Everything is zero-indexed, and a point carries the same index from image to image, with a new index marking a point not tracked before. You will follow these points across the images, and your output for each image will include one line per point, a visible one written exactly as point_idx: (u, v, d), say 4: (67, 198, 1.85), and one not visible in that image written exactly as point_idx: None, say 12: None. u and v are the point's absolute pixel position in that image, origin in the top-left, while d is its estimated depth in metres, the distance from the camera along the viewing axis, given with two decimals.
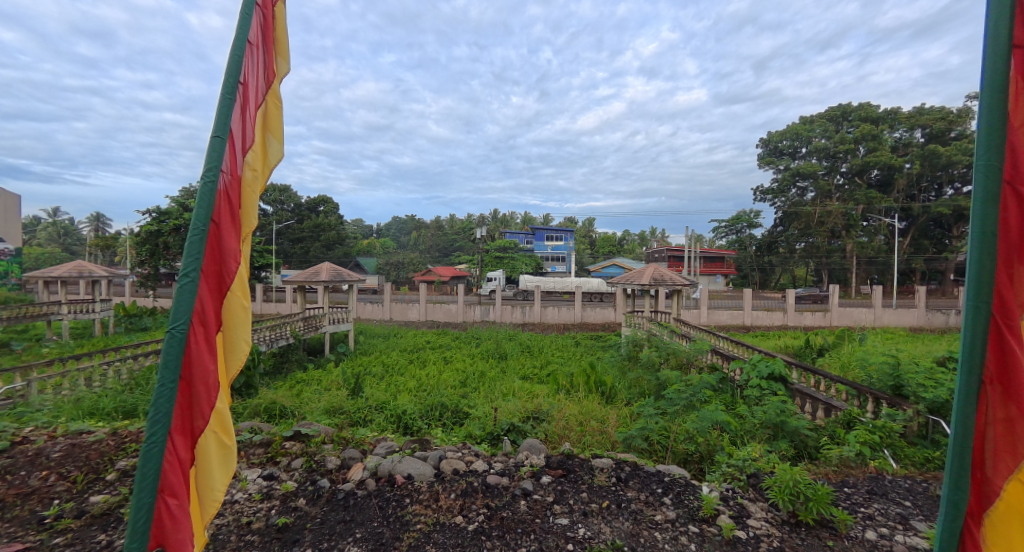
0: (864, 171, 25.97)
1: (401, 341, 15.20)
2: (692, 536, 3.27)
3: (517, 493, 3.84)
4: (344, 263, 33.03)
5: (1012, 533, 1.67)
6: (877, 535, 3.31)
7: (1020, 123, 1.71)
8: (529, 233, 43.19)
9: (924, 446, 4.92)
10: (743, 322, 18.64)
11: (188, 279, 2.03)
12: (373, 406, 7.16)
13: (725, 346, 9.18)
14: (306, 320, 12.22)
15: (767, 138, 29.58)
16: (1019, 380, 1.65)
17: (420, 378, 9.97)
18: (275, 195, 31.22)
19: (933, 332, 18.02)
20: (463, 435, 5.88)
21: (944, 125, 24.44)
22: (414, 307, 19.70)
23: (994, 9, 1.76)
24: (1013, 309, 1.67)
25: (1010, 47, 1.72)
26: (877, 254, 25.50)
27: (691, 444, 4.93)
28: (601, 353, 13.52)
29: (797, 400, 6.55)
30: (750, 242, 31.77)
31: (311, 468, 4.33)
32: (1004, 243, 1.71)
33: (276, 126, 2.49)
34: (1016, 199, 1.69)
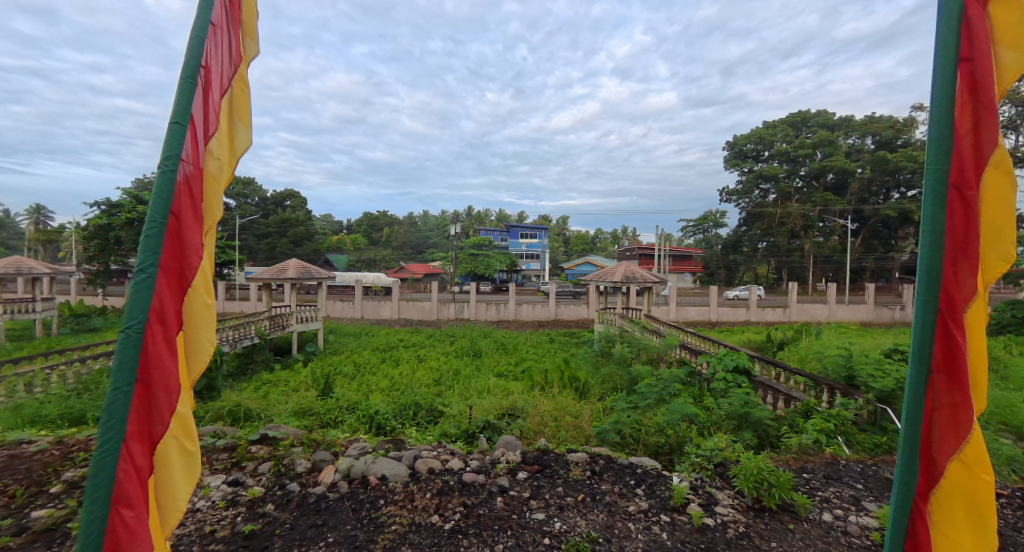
0: (821, 174, 27.17)
1: (375, 339, 14.96)
2: (664, 525, 3.37)
3: (494, 490, 3.87)
4: (314, 260, 32.31)
5: (955, 514, 1.79)
6: (833, 516, 3.50)
7: (965, 132, 1.82)
8: (504, 230, 43.27)
9: (873, 432, 5.19)
10: (709, 318, 19.24)
11: (145, 275, 1.97)
12: (344, 407, 7.05)
13: (694, 341, 9.45)
14: (272, 318, 11.93)
15: (733, 141, 30.54)
16: (964, 370, 1.76)
17: (393, 377, 9.88)
18: (239, 188, 30.44)
19: (882, 326, 19.05)
20: (437, 434, 5.82)
21: (892, 133, 25.70)
22: (387, 305, 19.46)
23: (942, 23, 1.87)
24: (958, 304, 1.79)
25: (958, 60, 1.83)
26: (834, 253, 26.53)
27: (661, 437, 5.09)
28: (575, 350, 13.66)
29: (761, 392, 6.79)
30: (717, 241, 32.89)
31: (280, 472, 4.25)
32: (951, 244, 1.82)
33: (244, 112, 2.43)
34: (963, 205, 1.80)
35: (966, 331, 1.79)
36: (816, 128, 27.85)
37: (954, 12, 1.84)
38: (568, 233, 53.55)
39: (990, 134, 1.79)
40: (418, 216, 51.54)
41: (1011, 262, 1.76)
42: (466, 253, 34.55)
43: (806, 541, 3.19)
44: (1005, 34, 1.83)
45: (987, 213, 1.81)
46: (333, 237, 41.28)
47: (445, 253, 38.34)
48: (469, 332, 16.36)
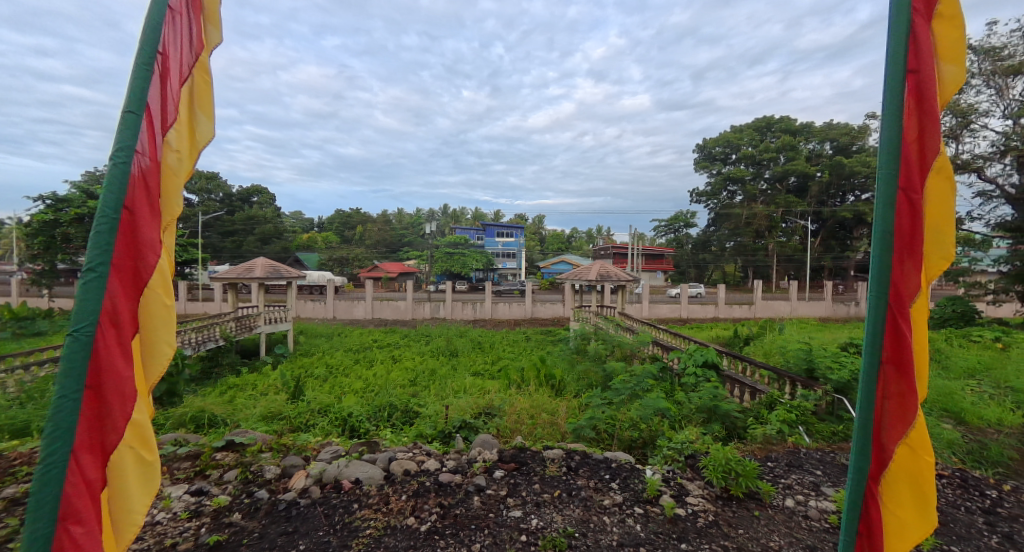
0: (784, 177, 28.12)
1: (348, 340, 14.74)
2: (638, 518, 3.45)
3: (470, 490, 3.88)
4: (283, 259, 31.54)
5: (902, 499, 1.89)
6: (795, 502, 3.67)
7: (911, 139, 1.93)
8: (480, 229, 43.17)
9: (831, 421, 5.41)
10: (680, 315, 19.70)
11: (95, 274, 1.87)
12: (316, 411, 6.93)
13: (667, 338, 9.67)
14: (238, 320, 11.62)
15: (702, 144, 31.32)
16: (910, 360, 1.87)
17: (367, 378, 9.76)
18: (201, 184, 29.41)
19: (839, 321, 19.93)
20: (414, 434, 5.79)
21: (848, 139, 26.86)
22: (360, 305, 19.15)
23: (892, 34, 1.96)
24: (906, 298, 1.91)
25: (905, 71, 1.94)
26: (796, 252, 27.55)
27: (634, 431, 5.20)
28: (551, 348, 13.79)
29: (728, 385, 7.00)
30: (687, 240, 33.68)
31: (248, 479, 4.16)
32: (899, 243, 1.93)
33: (207, 103, 2.37)
34: (909, 206, 1.92)
35: (912, 324, 1.90)
36: (779, 133, 28.83)
37: (902, 23, 1.94)
38: (545, 232, 53.82)
39: (933, 141, 1.91)
40: (393, 214, 50.87)
41: (949, 260, 1.88)
42: (442, 251, 34.37)
43: (771, 526, 3.33)
44: (947, 46, 1.95)
45: (932, 215, 1.92)
46: (304, 235, 40.34)
47: (420, 252, 37.98)
48: (445, 331, 16.28)
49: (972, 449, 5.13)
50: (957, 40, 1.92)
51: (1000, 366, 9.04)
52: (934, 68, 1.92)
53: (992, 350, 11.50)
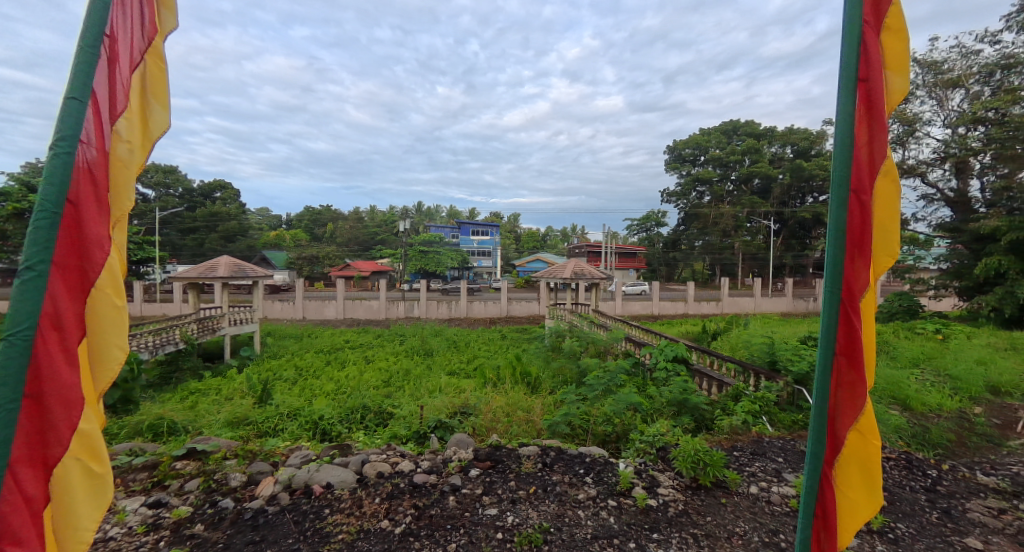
0: (749, 179, 28.99)
1: (317, 341, 14.41)
2: (611, 510, 3.53)
3: (446, 490, 3.88)
4: (249, 258, 30.62)
5: (852, 482, 2.00)
6: (759, 488, 3.83)
7: (862, 143, 2.02)
8: (455, 228, 42.89)
9: (792, 411, 5.64)
10: (652, 311, 20.13)
11: (34, 273, 1.74)
12: (285, 414, 6.78)
13: (639, 334, 9.87)
14: (200, 322, 11.24)
15: (672, 145, 32.03)
16: (860, 352, 1.97)
17: (339, 380, 9.59)
18: (159, 178, 28.22)
19: (799, 316, 20.82)
20: (388, 436, 5.73)
21: (807, 144, 27.93)
22: (332, 305, 18.78)
23: (846, 43, 2.05)
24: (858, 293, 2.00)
25: (856, 80, 2.03)
26: (760, 250, 28.49)
27: (608, 426, 5.31)
28: (527, 346, 13.85)
29: (698, 379, 7.20)
30: (658, 239, 34.39)
31: (211, 488, 4.04)
32: (851, 241, 2.03)
33: (162, 93, 2.28)
34: (859, 206, 2.01)
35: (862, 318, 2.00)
36: (744, 137, 29.74)
37: (854, 34, 2.03)
38: (520, 230, 53.91)
39: (881, 145, 2.00)
40: (365, 212, 50.00)
41: (894, 258, 1.99)
42: (416, 250, 34.03)
43: (737, 513, 3.47)
44: (894, 56, 2.06)
45: (879, 216, 2.03)
46: (272, 232, 39.27)
47: (394, 250, 37.51)
48: (419, 331, 16.14)
49: (916, 433, 5.45)
50: (902, 53, 2.02)
51: (942, 356, 9.58)
52: (883, 78, 2.02)
53: (936, 340, 12.18)
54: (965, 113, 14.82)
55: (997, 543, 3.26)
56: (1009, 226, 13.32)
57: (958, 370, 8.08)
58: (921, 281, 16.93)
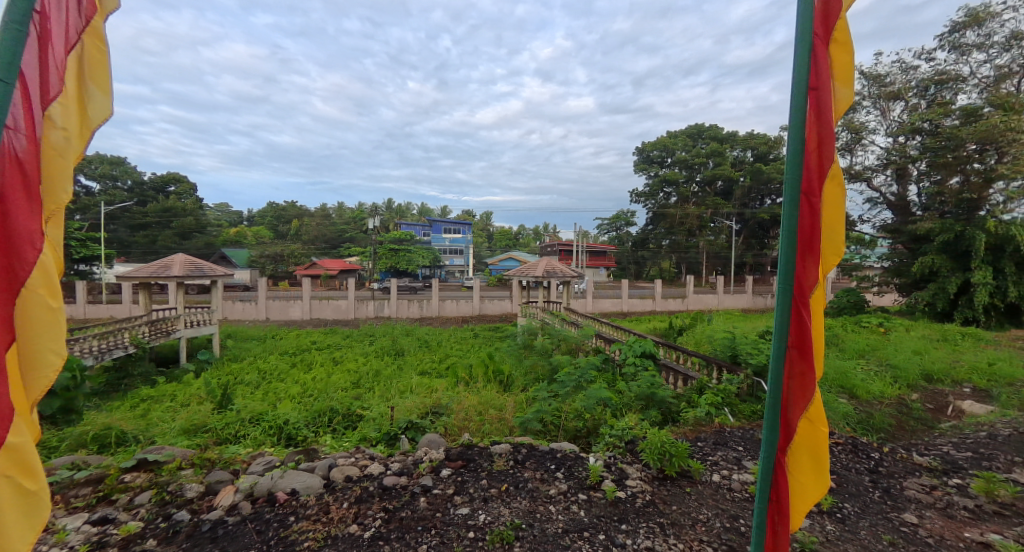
0: (712, 181, 29.80)
1: (281, 343, 13.99)
2: (582, 504, 3.60)
3: (417, 491, 3.86)
4: (207, 256, 29.41)
5: (802, 466, 2.10)
6: (721, 476, 3.99)
7: (812, 148, 2.11)
8: (426, 225, 42.04)
9: (752, 402, 5.87)
10: (621, 309, 20.52)
11: None
12: (247, 420, 6.58)
13: (609, 330, 10.06)
14: (152, 324, 10.74)
15: (641, 147, 32.69)
16: (810, 343, 2.07)
17: (306, 382, 9.37)
18: (104, 170, 26.69)
19: (759, 312, 21.70)
20: (357, 438, 5.64)
21: (767, 148, 29.00)
22: (297, 305, 18.31)
23: (800, 52, 2.12)
24: (806, 288, 2.10)
25: (808, 89, 2.10)
26: (723, 250, 29.45)
27: (579, 421, 5.38)
28: (499, 344, 13.89)
29: (665, 374, 7.39)
30: (627, 238, 35.04)
31: (165, 501, 3.89)
32: (803, 240, 2.12)
33: (102, 77, 2.18)
34: (810, 207, 2.11)
35: (813, 312, 2.10)
36: (709, 140, 30.66)
37: (804, 44, 2.09)
38: (492, 229, 53.81)
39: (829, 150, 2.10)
40: (333, 209, 48.81)
41: (840, 254, 2.10)
42: (386, 248, 33.54)
43: (700, 501, 3.62)
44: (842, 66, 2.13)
45: (828, 216, 2.12)
46: (233, 229, 37.90)
47: (363, 248, 36.87)
48: (390, 330, 15.93)
49: (862, 419, 5.82)
50: (849, 64, 2.09)
51: (884, 347, 10.20)
52: (832, 88, 2.11)
53: (880, 332, 12.91)
54: (905, 124, 15.76)
55: (929, 517, 3.52)
56: (943, 228, 14.50)
57: (898, 360, 8.63)
58: (866, 278, 17.98)
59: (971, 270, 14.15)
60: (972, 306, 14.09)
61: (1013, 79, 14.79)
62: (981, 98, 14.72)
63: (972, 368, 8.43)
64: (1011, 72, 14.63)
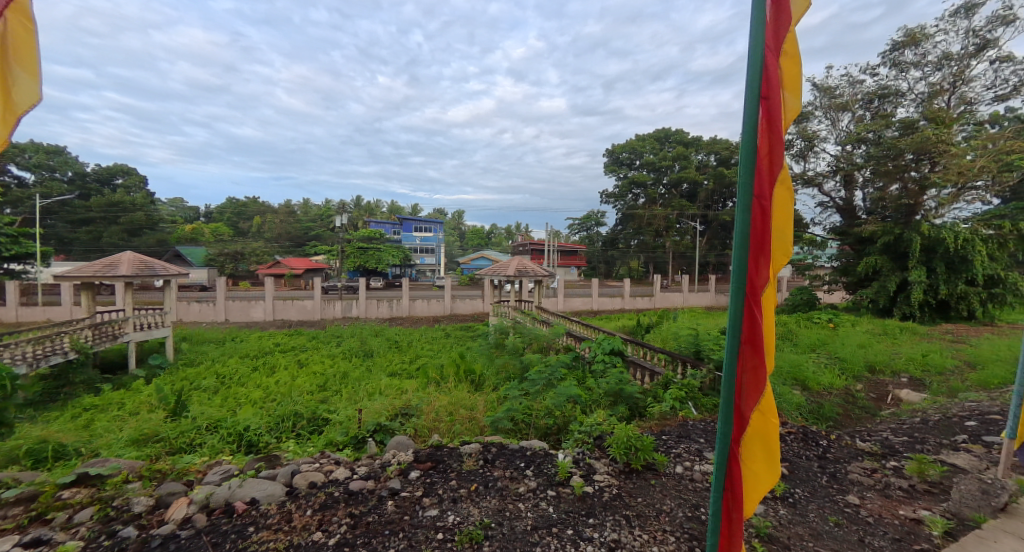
0: (679, 184, 30.56)
1: (240, 346, 13.48)
2: (551, 500, 3.65)
3: (384, 495, 3.82)
4: (159, 253, 28.03)
5: (754, 456, 2.18)
6: (684, 467, 4.12)
7: (764, 154, 2.18)
8: (397, 223, 41.16)
9: (715, 395, 6.08)
10: (592, 307, 20.86)
11: None
12: (203, 428, 6.32)
13: (579, 329, 10.22)
14: (96, 327, 10.18)
15: (611, 149, 33.25)
16: (761, 339, 2.15)
17: (268, 386, 9.09)
18: (40, 160, 24.94)
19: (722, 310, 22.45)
20: (323, 443, 5.53)
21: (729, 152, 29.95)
22: (259, 306, 17.74)
23: (753, 61, 2.18)
24: (758, 287, 2.17)
25: (759, 97, 2.17)
26: (688, 250, 30.30)
27: (549, 418, 5.43)
28: (470, 343, 13.89)
29: (633, 370, 7.55)
30: (597, 238, 35.57)
31: (109, 517, 3.71)
32: (755, 242, 2.19)
33: (28, 63, 2.60)
34: (761, 211, 2.18)
35: (763, 309, 2.18)
36: (675, 144, 31.45)
37: (758, 55, 2.15)
38: (462, 228, 53.54)
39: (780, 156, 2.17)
40: (298, 205, 47.43)
41: (788, 254, 2.19)
42: (355, 246, 32.88)
43: (665, 492, 3.73)
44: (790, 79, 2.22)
45: (778, 217, 2.20)
46: (190, 226, 36.30)
47: (330, 246, 36.07)
48: (358, 331, 15.64)
49: (813, 408, 6.18)
50: (799, 74, 2.16)
51: (833, 341, 10.77)
52: (783, 97, 2.18)
53: (832, 328, 13.58)
54: (851, 133, 16.52)
55: (871, 498, 3.75)
56: (883, 230, 15.50)
57: (846, 353, 9.12)
58: (816, 277, 18.83)
59: (907, 270, 15.11)
60: (909, 303, 14.98)
61: (945, 95, 15.76)
62: (917, 111, 15.73)
63: (908, 358, 9.02)
64: (942, 89, 15.65)
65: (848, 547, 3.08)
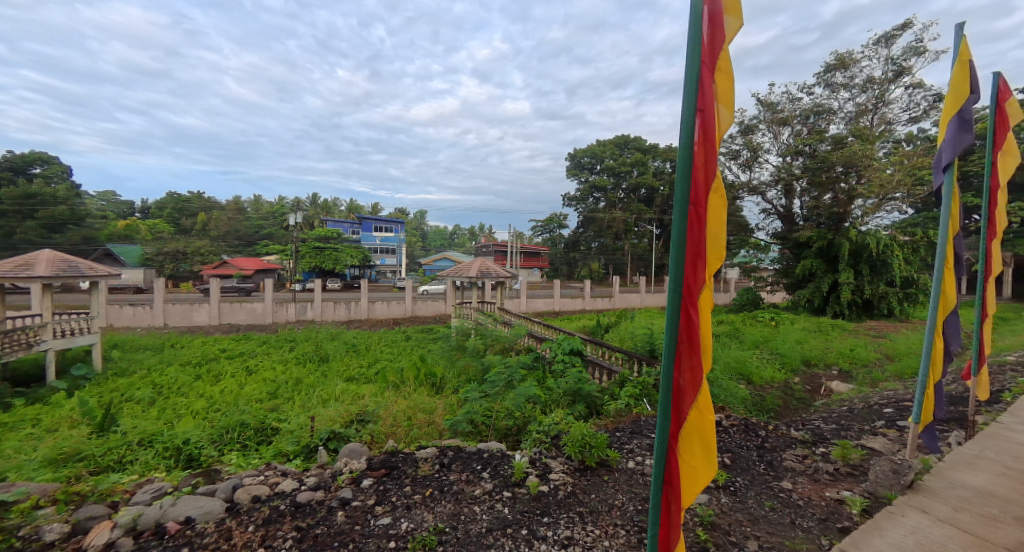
0: (637, 189, 31.42)
1: (180, 353, 12.70)
2: (506, 501, 3.68)
3: (334, 505, 3.72)
4: (88, 251, 25.95)
5: (692, 448, 2.29)
6: (635, 462, 4.26)
7: (699, 164, 2.23)
8: (354, 222, 39.68)
9: None
10: (554, 308, 21.11)
11: None
12: (136, 443, 5.94)
13: (540, 329, 10.34)
14: (8, 334, 9.27)
15: (573, 153, 33.73)
16: (696, 340, 2.24)
17: (212, 396, 8.64)
18: None
19: None
20: (272, 454, 5.35)
21: None
22: (202, 309, 16.84)
23: (688, 73, 2.22)
24: (694, 290, 2.24)
25: (695, 109, 2.21)
26: (645, 252, 31.20)
27: (509, 419, 5.46)
28: (431, 346, 13.72)
29: (592, 370, 7.70)
30: (560, 240, 36.08)
31: (15, 548, 3.42)
32: (693, 246, 2.25)
33: None
34: (697, 218, 2.25)
35: (698, 312, 2.26)
36: (633, 151, 32.32)
37: (694, 69, 2.21)
38: (424, 227, 52.92)
39: (714, 166, 2.25)
40: (248, 201, 45.29)
41: (721, 258, 2.28)
42: (309, 246, 31.85)
43: (616, 487, 3.84)
44: (722, 93, 2.30)
45: (712, 224, 2.28)
46: (127, 222, 33.91)
47: (283, 246, 34.79)
48: (313, 335, 15.16)
49: (755, 402, 6.56)
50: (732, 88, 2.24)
51: (775, 338, 11.39)
52: (716, 110, 2.26)
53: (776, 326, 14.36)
54: (792, 145, 17.43)
55: (801, 483, 4.00)
56: (818, 236, 16.56)
57: (785, 349, 9.67)
58: (760, 279, 19.80)
59: (838, 271, 16.21)
60: (840, 303, 16.10)
61: (869, 115, 17.07)
62: (846, 128, 16.92)
63: (838, 353, 9.67)
64: (867, 109, 16.91)
65: (781, 530, 3.28)
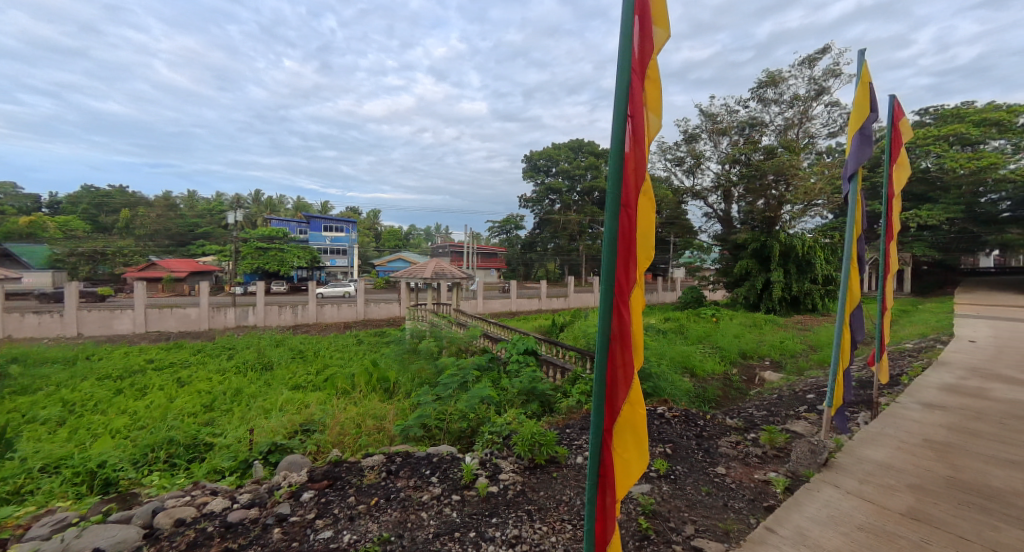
0: (591, 192, 32.09)
1: (97, 366, 11.75)
2: (455, 504, 3.66)
3: (269, 522, 3.59)
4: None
5: (626, 441, 2.35)
6: (583, 458, 4.35)
7: (629, 167, 2.29)
8: (302, 221, 38.36)
9: None
10: (511, 309, 21.18)
11: None
12: (40, 470, 5.44)
13: (495, 330, 10.38)
14: None
15: (529, 155, 34.00)
16: (628, 336, 2.30)
17: (136, 412, 8.06)
18: None
19: None
20: (205, 471, 5.07)
21: None
22: (124, 317, 15.66)
23: (619, 80, 2.27)
24: (625, 289, 2.31)
25: (625, 116, 2.27)
26: None
27: (462, 422, 5.44)
28: (383, 350, 13.47)
29: (546, 369, 7.77)
30: (517, 241, 36.33)
31: None
32: (625, 248, 2.31)
33: None
34: (628, 219, 2.31)
35: (631, 310, 2.34)
36: (588, 155, 32.97)
37: (624, 77, 2.28)
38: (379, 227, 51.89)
39: (643, 170, 2.33)
40: (182, 198, 42.60)
41: (650, 257, 2.35)
42: (251, 246, 30.48)
43: (564, 483, 3.91)
44: (651, 100, 2.39)
45: (641, 225, 2.36)
46: (42, 220, 31.18)
47: (221, 246, 33.07)
48: (256, 341, 14.53)
49: (698, 393, 6.87)
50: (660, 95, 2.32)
51: (715, 333, 11.95)
52: (645, 116, 2.34)
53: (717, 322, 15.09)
54: (730, 154, 18.33)
55: (734, 467, 4.21)
56: (752, 238, 17.49)
57: (724, 343, 10.17)
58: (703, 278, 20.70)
59: (770, 271, 17.13)
60: (772, 300, 17.08)
61: (795, 128, 18.22)
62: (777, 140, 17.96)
63: (771, 345, 10.28)
64: (793, 123, 18.08)
65: (715, 513, 3.45)
